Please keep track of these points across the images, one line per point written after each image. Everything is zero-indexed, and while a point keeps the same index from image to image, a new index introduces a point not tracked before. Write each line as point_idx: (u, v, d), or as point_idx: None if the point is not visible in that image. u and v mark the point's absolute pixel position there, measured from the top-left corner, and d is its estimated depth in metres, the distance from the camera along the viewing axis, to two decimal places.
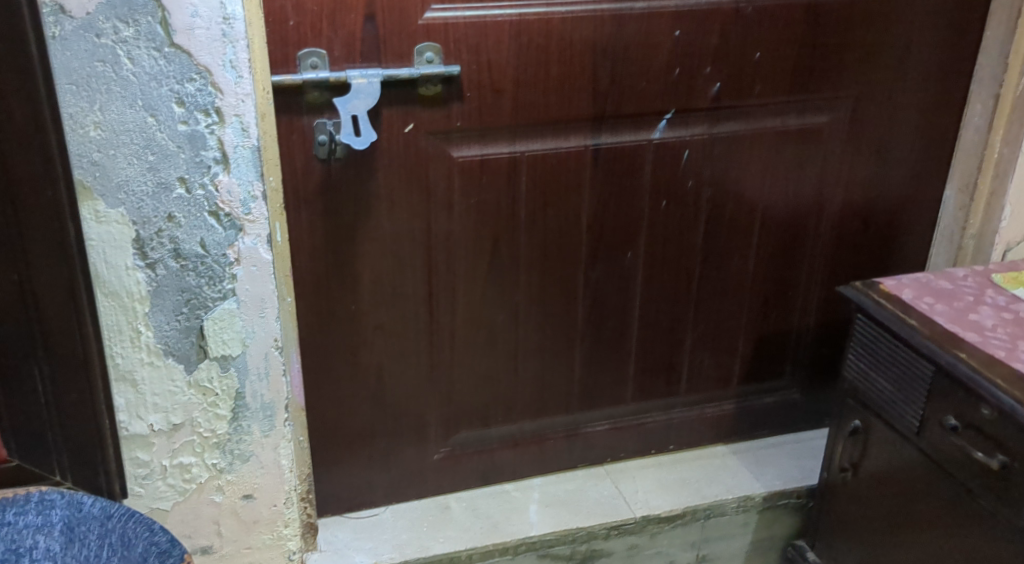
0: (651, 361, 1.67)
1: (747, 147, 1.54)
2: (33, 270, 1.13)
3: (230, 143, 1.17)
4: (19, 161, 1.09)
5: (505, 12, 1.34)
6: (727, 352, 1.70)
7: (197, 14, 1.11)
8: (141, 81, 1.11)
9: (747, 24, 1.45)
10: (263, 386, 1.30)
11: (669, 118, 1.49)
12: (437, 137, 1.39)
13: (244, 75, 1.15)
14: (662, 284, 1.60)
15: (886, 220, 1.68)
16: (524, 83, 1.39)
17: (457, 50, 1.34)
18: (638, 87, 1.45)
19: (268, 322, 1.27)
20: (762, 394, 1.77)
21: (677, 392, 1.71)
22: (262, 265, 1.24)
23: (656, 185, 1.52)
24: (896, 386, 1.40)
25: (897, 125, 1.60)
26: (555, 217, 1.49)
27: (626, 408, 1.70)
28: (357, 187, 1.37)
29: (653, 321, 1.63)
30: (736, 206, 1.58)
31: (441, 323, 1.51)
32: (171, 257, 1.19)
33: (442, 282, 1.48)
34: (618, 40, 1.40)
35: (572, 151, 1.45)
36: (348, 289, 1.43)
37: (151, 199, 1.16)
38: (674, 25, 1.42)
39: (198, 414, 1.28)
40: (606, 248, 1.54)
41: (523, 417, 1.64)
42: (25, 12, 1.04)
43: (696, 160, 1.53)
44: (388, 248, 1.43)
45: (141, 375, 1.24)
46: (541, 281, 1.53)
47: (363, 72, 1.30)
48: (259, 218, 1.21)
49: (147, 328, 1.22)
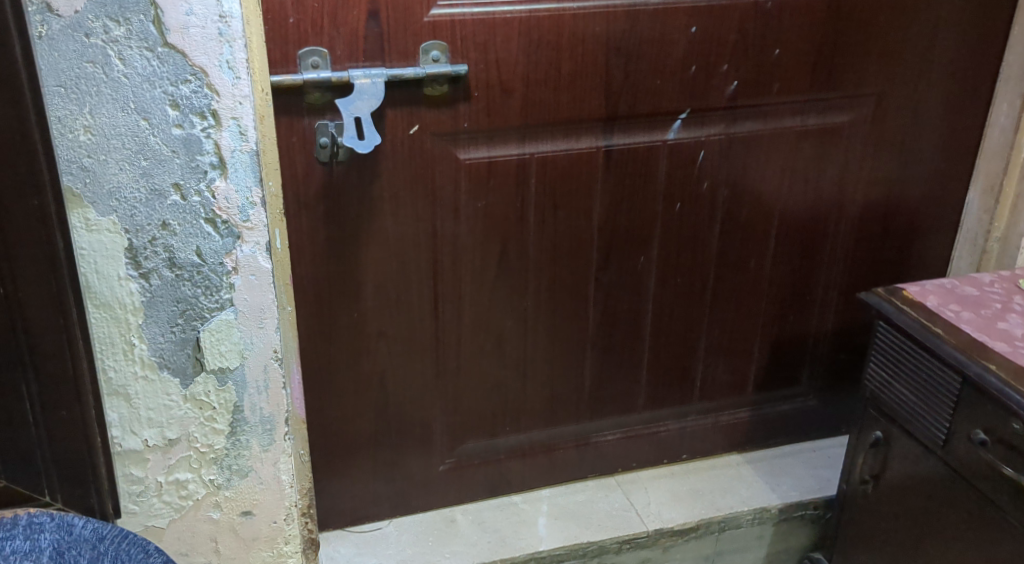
0: (664, 369, 1.61)
1: (765, 147, 1.49)
2: (22, 273, 1.00)
3: (228, 147, 1.12)
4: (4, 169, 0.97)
5: (515, 8, 1.28)
6: (743, 358, 1.65)
7: (192, 12, 1.06)
8: (134, 83, 1.06)
9: (767, 20, 1.39)
10: (262, 399, 1.25)
11: (685, 118, 1.43)
12: (444, 139, 1.33)
13: (241, 76, 1.10)
14: (675, 290, 1.55)
15: (907, 223, 1.62)
16: (535, 82, 1.33)
17: (465, 49, 1.28)
18: (652, 85, 1.39)
19: (268, 333, 1.22)
20: (778, 401, 1.71)
21: (691, 399, 1.66)
22: (262, 274, 1.19)
23: (670, 187, 1.47)
24: (920, 397, 1.35)
25: (920, 124, 1.54)
26: (565, 221, 1.44)
27: (637, 417, 1.64)
28: (360, 190, 1.32)
29: (666, 327, 1.58)
30: (753, 208, 1.52)
31: (447, 330, 1.45)
32: (166, 267, 1.15)
33: (449, 287, 1.42)
34: (632, 37, 1.34)
35: (583, 153, 1.40)
36: (350, 296, 1.38)
37: (145, 206, 1.11)
38: (690, 20, 1.36)
39: (195, 428, 1.23)
40: (618, 251, 1.49)
41: (532, 427, 1.59)
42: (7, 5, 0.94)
43: (713, 161, 1.47)
44: (392, 254, 1.37)
45: (135, 389, 1.19)
46: (550, 286, 1.48)
47: (366, 71, 1.24)
48: (259, 225, 1.17)
49: (141, 341, 1.17)
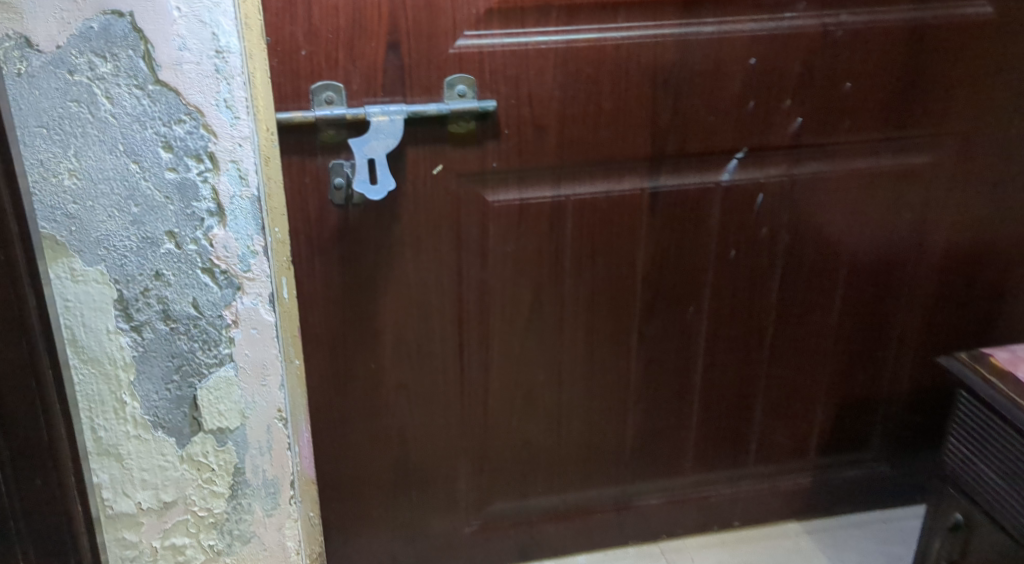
0: (715, 429, 1.46)
1: (833, 189, 1.33)
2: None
3: (227, 193, 1.03)
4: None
5: (550, 39, 1.16)
6: (805, 419, 1.49)
7: (186, 47, 0.97)
8: (123, 124, 0.98)
9: (837, 50, 1.24)
10: (265, 461, 1.16)
11: (741, 157, 1.29)
12: (471, 179, 1.21)
13: (241, 115, 1.01)
14: (729, 344, 1.40)
15: (997, 274, 1.44)
16: (572, 119, 1.21)
17: (494, 83, 1.17)
18: (704, 122, 1.25)
19: (272, 391, 1.13)
20: (844, 466, 1.55)
21: (744, 462, 1.51)
22: (264, 328, 1.10)
23: (725, 232, 1.32)
24: (1007, 482, 1.18)
25: (1012, 165, 1.37)
26: (605, 269, 1.31)
27: (685, 480, 1.50)
28: (379, 235, 1.21)
29: (719, 384, 1.43)
30: (819, 255, 1.37)
31: (473, 386, 1.33)
32: (160, 320, 1.06)
33: (476, 339, 1.30)
34: (682, 70, 1.21)
35: (626, 196, 1.27)
36: (368, 347, 1.26)
37: (136, 255, 1.03)
38: (749, 51, 1.22)
39: (193, 491, 1.14)
40: (665, 302, 1.35)
41: (567, 489, 1.45)
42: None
43: (773, 205, 1.32)
44: (413, 303, 1.25)
45: (128, 450, 1.10)
46: (588, 339, 1.34)
47: (384, 108, 1.13)
48: (260, 276, 1.08)
49: (133, 399, 1.08)
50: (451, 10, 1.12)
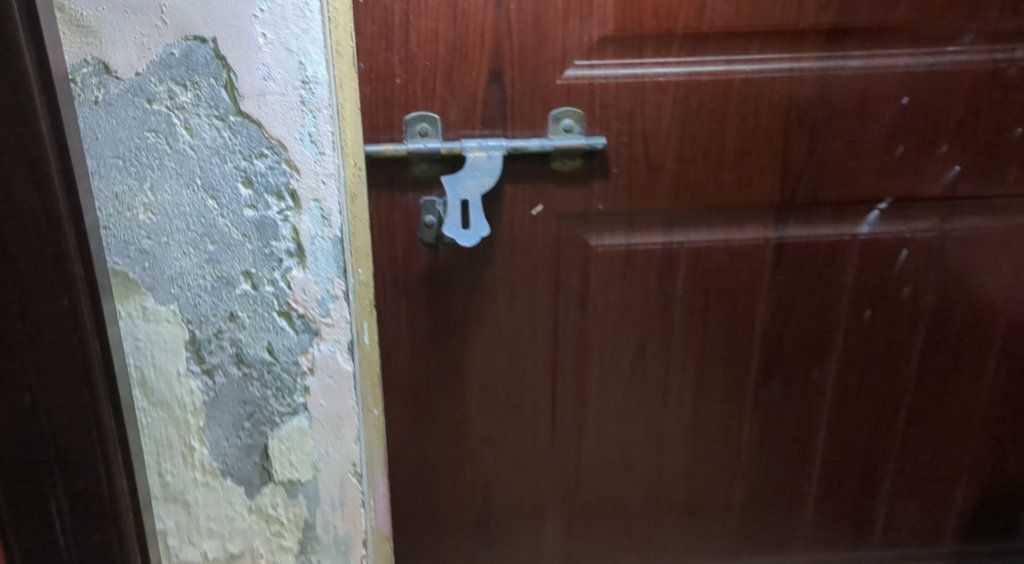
0: (835, 506, 1.30)
1: (989, 247, 1.17)
2: (46, 386, 0.84)
3: (308, 233, 0.95)
4: (22, 255, 0.81)
5: (670, 71, 1.05)
6: (941, 501, 1.31)
7: (271, 76, 0.90)
8: (201, 157, 0.92)
9: (1007, 91, 1.10)
10: (337, 518, 1.07)
11: (884, 208, 1.14)
12: (574, 221, 1.10)
13: (326, 151, 0.93)
14: (858, 412, 1.25)
15: None
16: (691, 159, 1.09)
17: (605, 118, 1.06)
18: (844, 166, 1.11)
19: (347, 444, 1.04)
20: (983, 556, 1.36)
21: (867, 544, 1.34)
22: (342, 377, 1.01)
23: (860, 289, 1.17)
24: None
25: None
26: (719, 323, 1.17)
27: (798, 559, 1.34)
28: (470, 278, 1.11)
29: (843, 456, 1.27)
30: (969, 319, 1.20)
31: (565, 442, 1.22)
32: (232, 363, 0.99)
33: (570, 392, 1.19)
34: (822, 108, 1.08)
35: (748, 246, 1.13)
36: (454, 396, 1.17)
37: (210, 294, 0.96)
38: (902, 89, 1.08)
39: (260, 544, 1.06)
40: (786, 363, 1.20)
41: (664, 559, 1.31)
42: (27, 49, 0.77)
43: (918, 261, 1.16)
44: (504, 351, 1.15)
45: (194, 497, 1.03)
46: (696, 398, 1.21)
47: (482, 142, 1.04)
48: (340, 322, 0.99)
49: (202, 445, 1.01)
50: (562, 37, 1.02)
